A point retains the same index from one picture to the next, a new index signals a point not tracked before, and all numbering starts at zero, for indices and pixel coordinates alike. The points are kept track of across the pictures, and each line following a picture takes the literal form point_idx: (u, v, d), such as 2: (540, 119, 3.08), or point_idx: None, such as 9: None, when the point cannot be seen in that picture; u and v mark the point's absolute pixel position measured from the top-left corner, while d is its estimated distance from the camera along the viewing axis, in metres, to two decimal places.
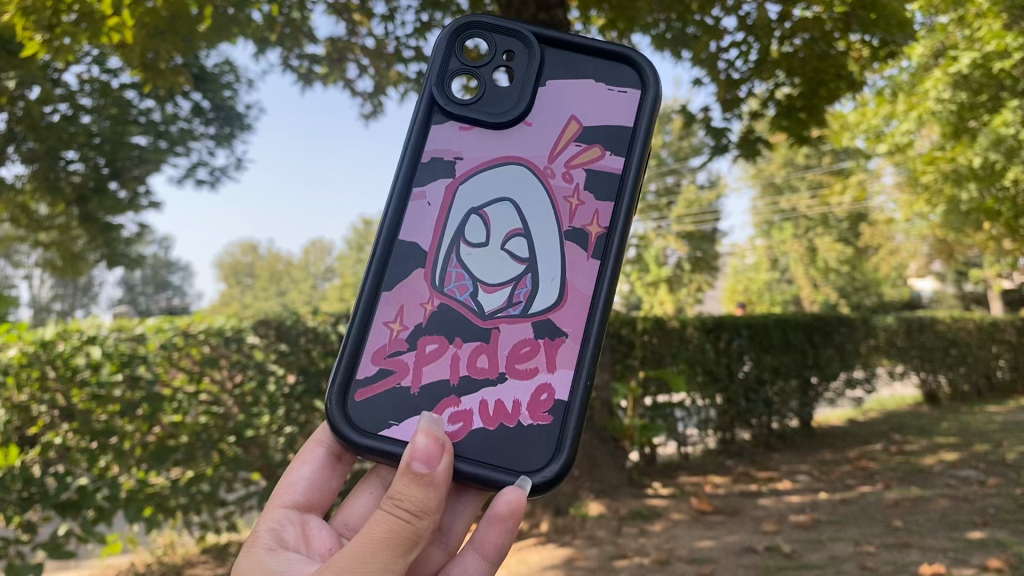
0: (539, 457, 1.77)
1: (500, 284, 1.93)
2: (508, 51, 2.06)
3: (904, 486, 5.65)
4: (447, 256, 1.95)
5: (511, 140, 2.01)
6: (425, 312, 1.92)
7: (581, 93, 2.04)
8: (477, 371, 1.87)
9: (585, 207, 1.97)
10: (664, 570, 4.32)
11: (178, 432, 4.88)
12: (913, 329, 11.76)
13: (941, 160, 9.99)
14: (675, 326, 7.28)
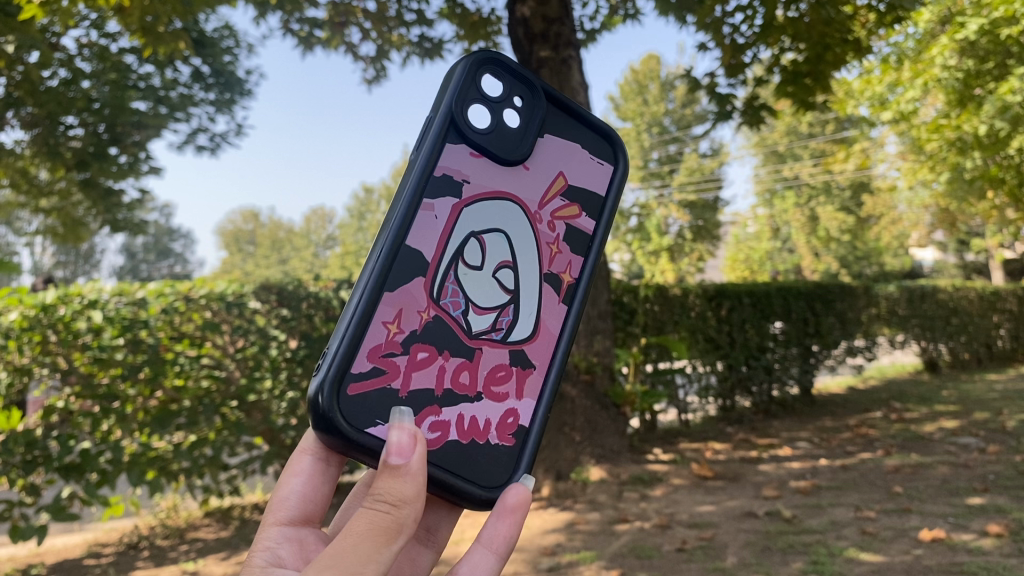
0: (500, 474, 1.53)
1: (488, 307, 1.59)
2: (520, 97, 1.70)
3: (904, 453, 5.66)
4: (444, 270, 1.53)
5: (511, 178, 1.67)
6: (422, 320, 1.50)
7: (572, 154, 1.76)
8: (460, 387, 1.53)
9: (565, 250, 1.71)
10: (664, 534, 4.37)
11: (180, 396, 4.90)
12: (914, 298, 11.78)
13: (946, 129, 9.93)
14: (676, 293, 7.26)
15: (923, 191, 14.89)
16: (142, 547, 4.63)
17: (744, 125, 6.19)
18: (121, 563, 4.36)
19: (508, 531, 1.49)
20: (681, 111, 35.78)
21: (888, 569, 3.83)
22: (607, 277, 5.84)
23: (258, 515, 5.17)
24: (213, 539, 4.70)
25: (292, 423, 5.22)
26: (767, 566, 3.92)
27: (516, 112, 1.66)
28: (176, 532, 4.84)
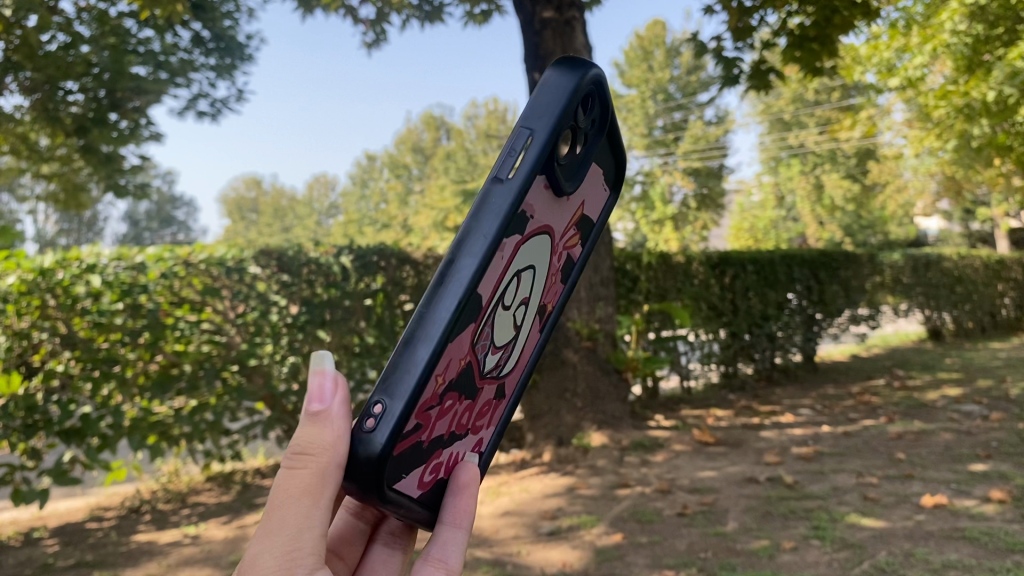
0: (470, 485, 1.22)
1: (498, 351, 1.10)
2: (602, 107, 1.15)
3: (907, 421, 5.65)
4: (489, 315, 0.99)
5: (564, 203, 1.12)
6: (461, 369, 0.98)
7: (600, 179, 1.29)
8: (460, 429, 1.11)
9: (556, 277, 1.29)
10: (665, 499, 4.40)
11: (180, 360, 4.88)
12: (919, 266, 11.75)
13: (954, 95, 9.82)
14: (680, 261, 7.24)
15: (929, 159, 14.78)
16: (144, 510, 4.64)
17: (751, 89, 6.14)
18: (123, 526, 4.39)
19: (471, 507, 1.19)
20: (687, 79, 35.50)
21: (888, 536, 3.87)
22: (610, 244, 5.81)
23: (261, 479, 5.20)
24: (214, 503, 4.72)
25: (293, 388, 5.30)
26: (768, 532, 3.97)
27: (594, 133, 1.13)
28: (178, 496, 4.87)
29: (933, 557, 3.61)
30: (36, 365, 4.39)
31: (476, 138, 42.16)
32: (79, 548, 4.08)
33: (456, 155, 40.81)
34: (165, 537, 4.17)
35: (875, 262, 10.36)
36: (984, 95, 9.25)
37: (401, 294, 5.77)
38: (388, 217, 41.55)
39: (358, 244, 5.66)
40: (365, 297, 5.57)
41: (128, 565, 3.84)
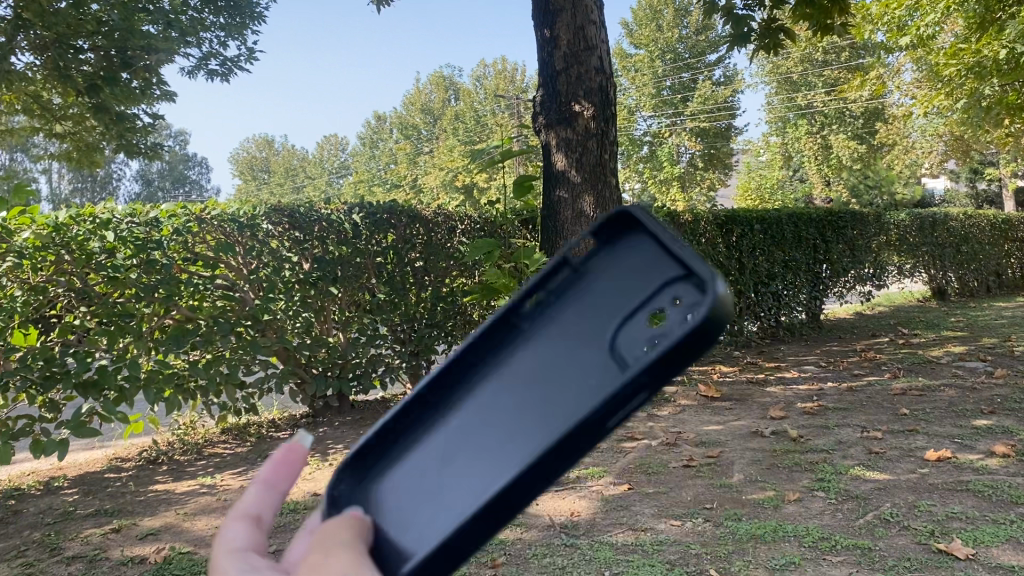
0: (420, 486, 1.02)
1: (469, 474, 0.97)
2: (665, 293, 0.91)
3: (911, 376, 5.71)
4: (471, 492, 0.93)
5: (567, 377, 0.94)
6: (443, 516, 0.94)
7: (628, 274, 1.01)
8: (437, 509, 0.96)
9: (528, 393, 0.98)
10: (671, 452, 4.59)
11: (195, 315, 5.00)
12: (926, 225, 11.76)
13: (965, 53, 9.75)
14: (687, 219, 7.28)
15: (939, 118, 14.69)
16: (161, 461, 4.77)
17: (760, 49, 6.16)
18: (141, 476, 4.50)
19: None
20: (696, 38, 34.71)
21: (891, 488, 3.95)
22: (620, 201, 5.53)
23: (275, 433, 5.35)
24: (230, 455, 4.86)
25: (306, 343, 5.43)
26: (773, 484, 4.10)
27: (620, 332, 0.92)
28: (194, 448, 4.99)
29: (936, 509, 3.70)
30: (53, 318, 4.57)
31: (483, 104, 41.98)
32: (98, 497, 4.19)
33: (463, 119, 40.66)
34: (181, 487, 4.29)
35: (881, 222, 10.42)
36: (996, 54, 9.16)
37: (412, 252, 5.94)
38: (396, 177, 41.62)
39: (368, 202, 5.77)
40: (377, 256, 5.75)
41: (148, 514, 3.96)
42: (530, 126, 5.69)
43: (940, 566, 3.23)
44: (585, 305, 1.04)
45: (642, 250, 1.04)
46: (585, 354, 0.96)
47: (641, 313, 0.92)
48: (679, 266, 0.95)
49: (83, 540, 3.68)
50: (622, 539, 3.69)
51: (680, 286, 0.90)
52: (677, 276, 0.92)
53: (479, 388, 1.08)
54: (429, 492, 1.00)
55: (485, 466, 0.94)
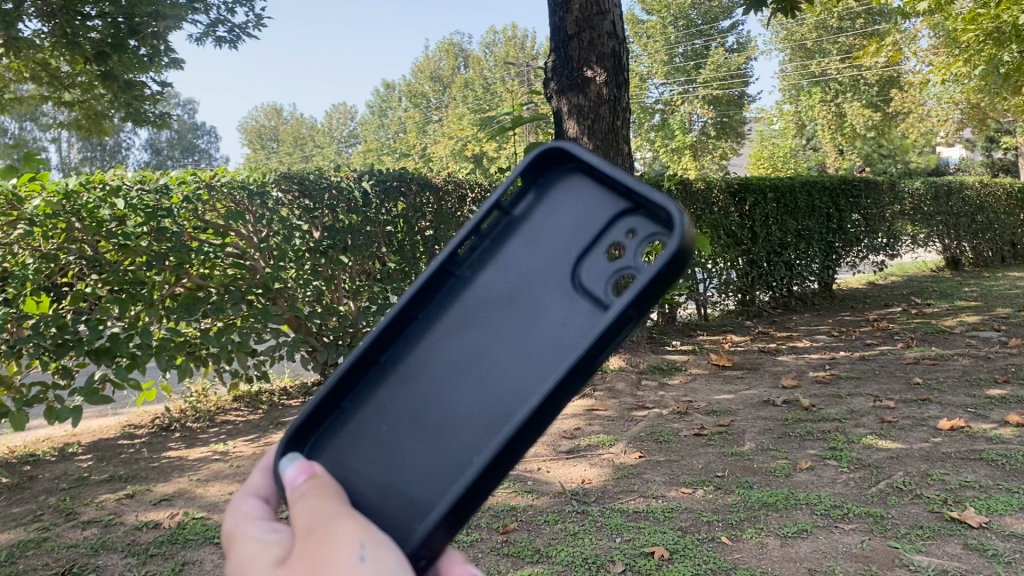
0: (400, 444, 1.05)
1: (455, 422, 1.02)
2: (629, 231, 1.02)
3: (924, 346, 5.68)
4: (471, 444, 0.99)
5: (539, 323, 1.02)
6: (444, 472, 0.99)
7: (568, 216, 1.09)
8: (433, 468, 1.01)
9: (497, 337, 1.05)
10: (682, 421, 4.59)
11: (207, 284, 5.02)
12: (941, 195, 11.68)
13: (984, 19, 9.57)
14: (700, 187, 7.23)
15: (956, 86, 14.51)
16: (174, 428, 4.79)
17: (776, 12, 6.06)
18: (153, 443, 4.52)
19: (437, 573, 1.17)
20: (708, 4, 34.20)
21: (904, 457, 3.94)
22: (631, 168, 5.50)
23: (286, 400, 5.39)
24: (242, 422, 4.88)
25: (317, 311, 5.43)
26: (785, 452, 4.11)
27: (586, 272, 1.02)
28: (206, 415, 5.02)
29: (949, 478, 3.69)
30: (64, 287, 4.54)
31: (493, 70, 41.58)
32: (112, 464, 4.21)
33: (472, 89, 40.35)
34: (194, 454, 4.32)
35: (894, 191, 10.34)
36: (1015, 19, 9.01)
37: (422, 221, 5.92)
38: (405, 146, 41.39)
39: (379, 169, 5.73)
40: (387, 225, 5.72)
41: (161, 480, 3.98)
42: (542, 92, 5.62)
43: (952, 534, 3.24)
44: (528, 243, 1.10)
45: (573, 180, 1.12)
46: (546, 290, 1.04)
47: (599, 250, 1.03)
48: (621, 201, 1.06)
49: (98, 505, 3.71)
50: (634, 505, 3.69)
51: (631, 218, 1.03)
52: (624, 209, 1.04)
53: (425, 339, 1.11)
54: (410, 446, 1.04)
55: (478, 414, 1.01)
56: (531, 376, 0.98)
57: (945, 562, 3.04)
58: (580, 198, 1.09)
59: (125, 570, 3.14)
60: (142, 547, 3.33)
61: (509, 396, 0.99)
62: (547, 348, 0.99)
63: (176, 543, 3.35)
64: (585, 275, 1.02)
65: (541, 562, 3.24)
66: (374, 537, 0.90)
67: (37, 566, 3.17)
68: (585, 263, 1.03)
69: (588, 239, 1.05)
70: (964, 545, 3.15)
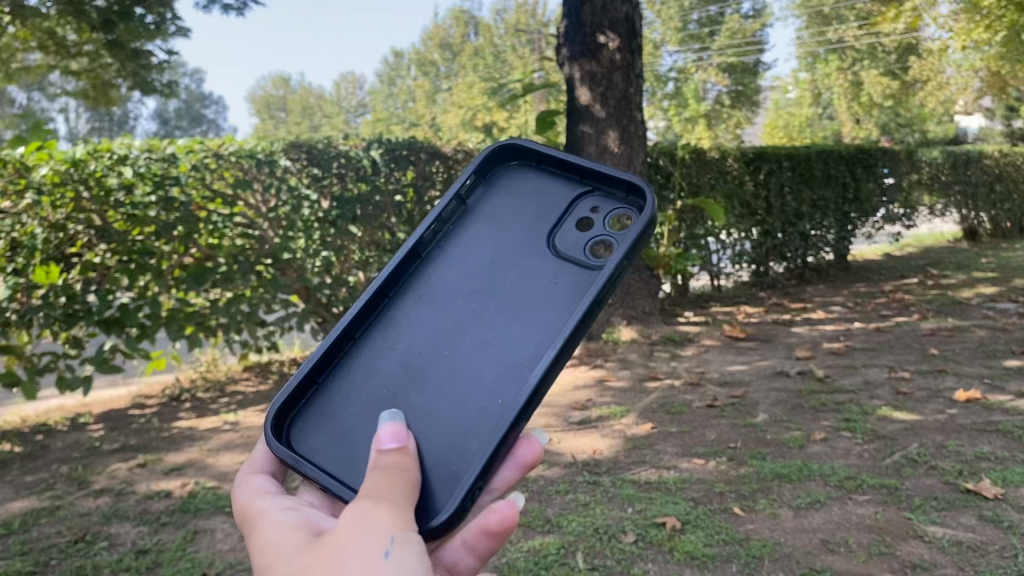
0: (401, 391, 1.37)
1: (460, 364, 1.37)
2: (591, 210, 1.55)
3: (940, 318, 5.62)
4: (484, 377, 1.33)
5: (525, 284, 1.43)
6: (456, 405, 1.31)
7: (522, 211, 1.58)
8: (440, 406, 1.32)
9: (486, 293, 1.45)
10: (695, 392, 4.57)
11: (215, 254, 4.97)
12: (959, 164, 11.56)
13: None
14: (714, 156, 7.19)
15: (977, 52, 14.30)
16: (184, 397, 4.80)
17: None
18: (164, 413, 4.53)
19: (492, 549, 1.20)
20: None
21: (919, 429, 3.90)
22: (644, 137, 5.46)
23: (297, 370, 5.39)
24: (252, 392, 4.88)
25: (327, 282, 5.42)
26: (798, 424, 4.07)
27: (559, 243, 1.49)
28: (216, 385, 5.03)
29: (964, 450, 3.65)
30: (73, 257, 4.53)
31: (504, 37, 41.05)
32: (123, 433, 4.21)
33: (483, 59, 39.96)
34: (205, 424, 4.31)
35: (910, 159, 10.24)
36: None
37: (431, 190, 5.82)
38: (415, 116, 41.05)
39: (388, 138, 5.65)
40: (396, 194, 5.65)
41: (172, 450, 3.98)
42: (553, 59, 5.54)
43: (966, 505, 3.20)
44: (495, 228, 1.55)
45: (525, 185, 1.62)
46: (528, 259, 1.47)
47: (565, 225, 1.52)
48: (568, 198, 1.59)
49: (109, 474, 3.71)
50: (645, 476, 3.67)
51: (588, 203, 1.57)
52: (586, 193, 1.57)
53: (407, 303, 1.49)
54: (417, 384, 1.37)
55: (484, 352, 1.37)
56: (532, 318, 1.37)
57: (960, 533, 3.00)
58: (530, 199, 1.60)
59: (137, 538, 3.15)
60: (153, 516, 3.32)
61: (509, 335, 1.37)
62: (541, 299, 1.40)
63: (187, 512, 3.34)
64: (561, 246, 1.47)
65: (552, 532, 3.23)
66: (404, 536, 1.09)
67: (50, 534, 3.18)
68: (555, 237, 1.50)
69: (551, 225, 1.52)
70: (979, 517, 3.11)
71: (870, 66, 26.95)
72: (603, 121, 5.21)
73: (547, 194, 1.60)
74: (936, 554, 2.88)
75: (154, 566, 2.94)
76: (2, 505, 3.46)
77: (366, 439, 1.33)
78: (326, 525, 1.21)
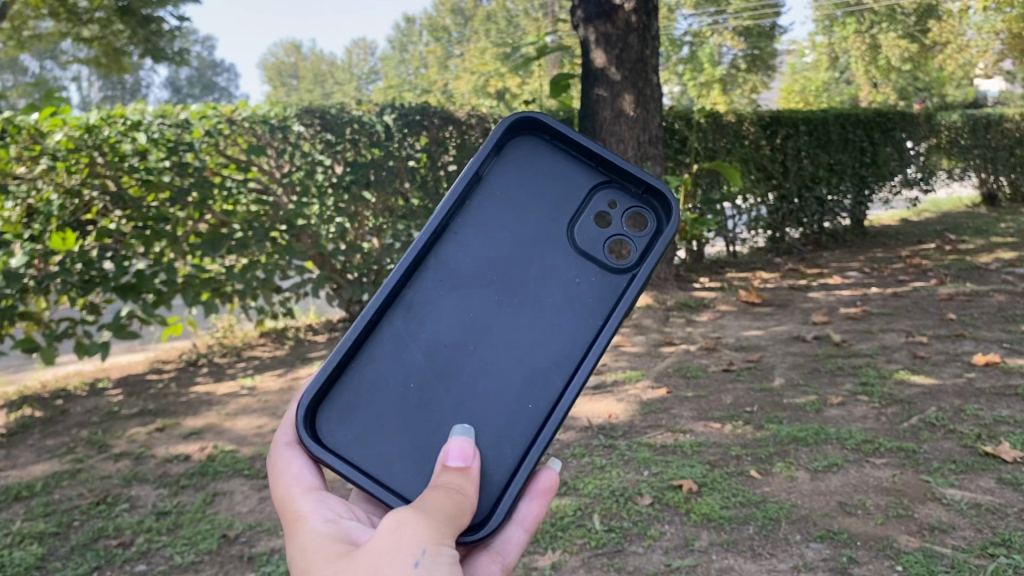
0: (429, 383, 1.47)
1: (486, 361, 1.48)
2: (606, 202, 1.63)
3: (958, 282, 5.58)
4: (513, 380, 1.46)
5: (548, 285, 1.54)
6: (485, 406, 1.44)
7: (538, 192, 1.62)
8: (472, 405, 1.45)
9: (509, 288, 1.54)
10: (710, 356, 4.56)
11: (230, 220, 5.00)
12: (978, 127, 11.44)
13: None
14: (730, 120, 7.15)
15: (998, 14, 14.06)
16: (201, 363, 4.83)
17: None
18: (182, 378, 4.56)
19: (542, 512, 1.45)
20: None
21: (937, 392, 3.88)
22: (660, 100, 5.42)
23: (312, 336, 5.42)
24: (268, 357, 4.91)
25: (341, 248, 5.43)
26: (815, 387, 4.06)
27: (579, 238, 1.59)
28: (233, 351, 5.06)
29: (983, 413, 3.63)
30: (88, 224, 4.55)
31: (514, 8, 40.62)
32: (141, 398, 4.24)
33: (493, 30, 39.58)
34: (222, 389, 4.34)
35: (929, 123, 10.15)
36: None
37: (445, 155, 5.76)
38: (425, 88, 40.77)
39: (401, 103, 5.60)
40: (409, 160, 5.62)
41: (190, 414, 4.00)
42: (567, 22, 5.48)
43: (985, 468, 3.19)
44: (511, 210, 1.60)
45: (538, 159, 1.65)
46: (548, 255, 1.57)
47: (582, 217, 1.61)
48: (583, 179, 1.65)
49: (129, 439, 3.74)
50: (661, 440, 3.67)
51: (604, 192, 1.64)
52: (602, 184, 1.64)
53: (424, 284, 1.53)
54: (445, 378, 1.47)
55: (511, 352, 1.49)
56: (559, 324, 1.51)
57: (978, 496, 2.99)
58: (545, 177, 1.64)
59: (157, 500, 3.17)
60: (173, 479, 3.35)
61: (536, 339, 1.50)
62: (565, 301, 1.53)
63: (206, 475, 3.37)
64: (580, 243, 1.58)
65: (568, 494, 3.24)
66: (437, 548, 1.17)
67: (72, 497, 3.21)
68: (573, 231, 1.60)
69: (568, 215, 1.61)
70: (998, 479, 3.09)
71: (892, 30, 23.67)
72: (618, 85, 5.17)
73: (557, 168, 1.65)
74: (954, 517, 2.87)
75: (175, 527, 2.97)
76: (25, 468, 3.49)
77: (396, 429, 1.43)
78: (360, 532, 1.29)
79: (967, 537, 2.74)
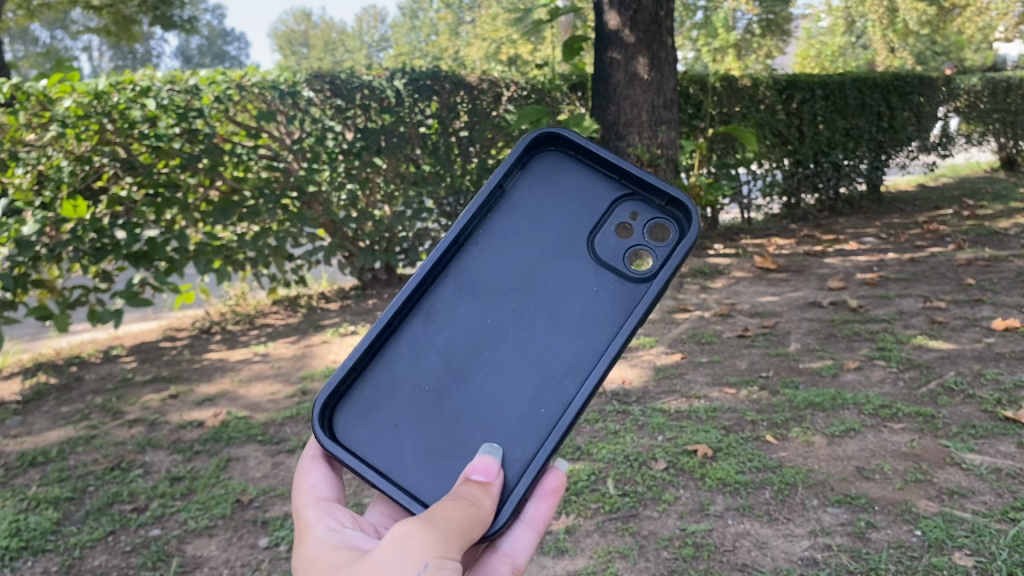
0: (444, 389, 1.45)
1: (501, 367, 1.45)
2: (629, 213, 1.59)
3: (977, 248, 5.50)
4: (526, 387, 1.43)
5: (566, 292, 1.50)
6: (498, 413, 1.41)
7: (560, 203, 1.60)
8: (485, 412, 1.42)
9: (526, 295, 1.51)
10: (725, 322, 4.52)
11: (241, 186, 5.05)
12: (999, 90, 11.25)
13: None
14: (745, 84, 7.08)
15: None
16: (214, 331, 4.83)
17: None
18: (195, 346, 4.56)
19: (551, 512, 1.38)
20: None
21: (956, 357, 3.83)
22: (674, 63, 5.35)
23: (325, 305, 5.40)
24: (281, 325, 4.90)
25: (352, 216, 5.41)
26: (831, 352, 4.02)
27: (600, 248, 1.54)
28: (246, 319, 5.05)
29: (1003, 377, 3.58)
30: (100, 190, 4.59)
31: None
32: (155, 365, 4.25)
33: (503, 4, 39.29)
34: (235, 356, 4.34)
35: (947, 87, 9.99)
36: None
37: (456, 121, 5.71)
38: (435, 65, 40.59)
39: (412, 67, 5.55)
40: (420, 126, 5.58)
41: (203, 381, 4.00)
42: None
43: (1005, 433, 3.14)
44: (533, 218, 1.57)
45: (565, 171, 1.62)
46: (567, 262, 1.54)
47: (604, 228, 1.57)
48: (608, 192, 1.61)
49: (142, 405, 3.74)
50: (675, 405, 3.64)
51: (627, 204, 1.60)
52: (626, 195, 1.60)
53: (443, 292, 1.52)
54: (460, 385, 1.45)
55: (526, 359, 1.45)
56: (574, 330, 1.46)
57: (999, 461, 2.95)
58: (570, 188, 1.61)
59: (171, 466, 3.17)
60: (187, 445, 3.35)
61: (551, 346, 1.46)
62: (581, 306, 1.49)
63: (219, 440, 3.36)
64: (600, 251, 1.54)
65: (582, 459, 3.22)
66: (439, 561, 1.10)
67: (87, 462, 3.21)
68: (594, 239, 1.55)
69: (589, 224, 1.57)
70: (1019, 443, 3.05)
71: None
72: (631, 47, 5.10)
73: (582, 180, 1.62)
74: (974, 482, 2.84)
75: (189, 493, 2.96)
76: (40, 434, 3.50)
77: (409, 431, 1.42)
78: (363, 542, 1.25)
79: (987, 501, 2.71)
